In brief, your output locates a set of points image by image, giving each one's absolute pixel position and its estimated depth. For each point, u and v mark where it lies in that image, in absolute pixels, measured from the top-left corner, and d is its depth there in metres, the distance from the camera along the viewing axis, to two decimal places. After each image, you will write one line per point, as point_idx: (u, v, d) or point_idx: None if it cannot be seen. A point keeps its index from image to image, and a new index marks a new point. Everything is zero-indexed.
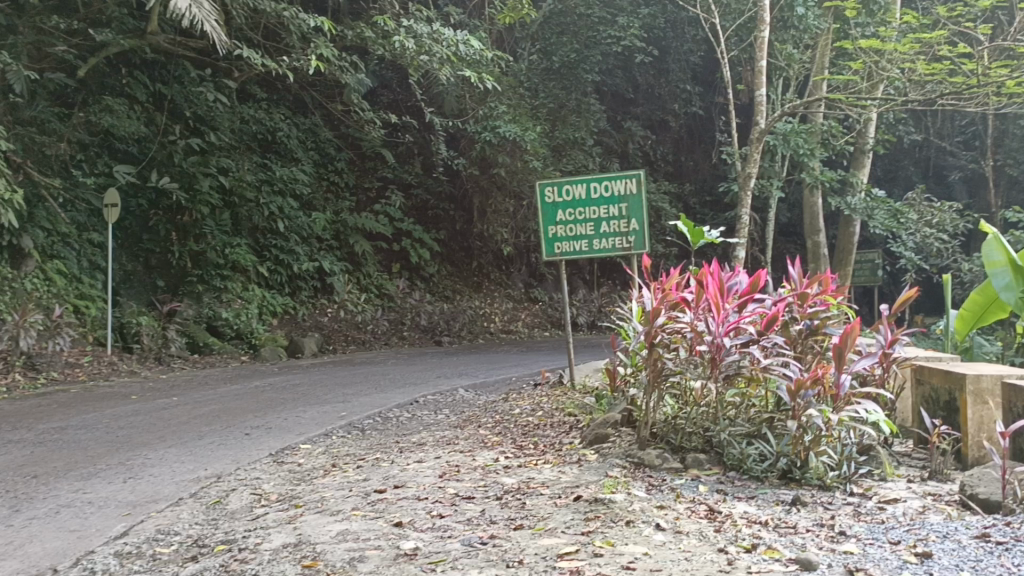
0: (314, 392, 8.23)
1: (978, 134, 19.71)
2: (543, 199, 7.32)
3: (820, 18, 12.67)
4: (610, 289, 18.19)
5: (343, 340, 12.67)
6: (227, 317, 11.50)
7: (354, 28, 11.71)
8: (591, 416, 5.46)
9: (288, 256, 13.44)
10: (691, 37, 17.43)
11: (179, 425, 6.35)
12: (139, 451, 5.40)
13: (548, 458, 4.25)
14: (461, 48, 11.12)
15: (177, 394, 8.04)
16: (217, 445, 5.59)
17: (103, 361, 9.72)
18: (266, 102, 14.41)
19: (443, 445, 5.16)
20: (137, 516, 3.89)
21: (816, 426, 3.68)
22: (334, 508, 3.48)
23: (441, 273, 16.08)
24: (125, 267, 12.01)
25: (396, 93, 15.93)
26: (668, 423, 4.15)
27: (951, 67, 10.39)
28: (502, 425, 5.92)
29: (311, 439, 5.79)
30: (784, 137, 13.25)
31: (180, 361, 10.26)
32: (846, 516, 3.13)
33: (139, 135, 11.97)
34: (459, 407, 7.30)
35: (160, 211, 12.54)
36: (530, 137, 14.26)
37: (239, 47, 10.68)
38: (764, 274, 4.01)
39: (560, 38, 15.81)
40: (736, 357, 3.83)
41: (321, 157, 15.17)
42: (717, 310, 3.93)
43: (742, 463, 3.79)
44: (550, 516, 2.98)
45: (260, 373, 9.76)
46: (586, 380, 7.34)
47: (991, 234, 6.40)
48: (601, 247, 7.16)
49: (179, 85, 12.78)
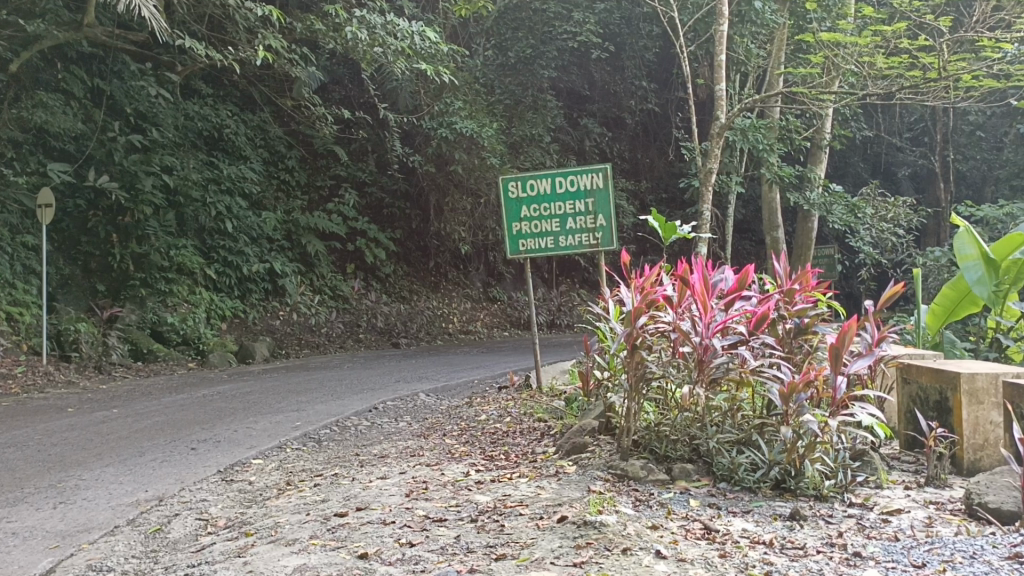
0: (266, 400, 7.79)
1: (926, 131, 20.06)
2: (506, 195, 6.97)
3: (778, 13, 12.57)
4: (569, 287, 18.00)
5: (296, 344, 12.20)
6: (173, 322, 10.93)
7: (304, 20, 11.25)
8: (562, 422, 5.19)
9: (237, 257, 12.89)
10: (646, 32, 16.88)
11: (118, 440, 5.88)
12: (72, 472, 4.93)
13: (522, 471, 3.94)
14: (416, 40, 10.70)
15: (118, 405, 7.53)
16: (161, 462, 5.16)
17: (38, 371, 9.10)
18: (211, 98, 13.82)
19: (406, 458, 4.81)
20: (65, 550, 3.46)
21: (811, 431, 3.46)
22: (289, 537, 3.12)
23: (397, 273, 15.66)
24: (62, 271, 11.34)
25: (348, 89, 15.47)
26: (650, 431, 3.85)
27: (909, 61, 10.38)
28: (469, 433, 5.60)
29: (264, 453, 5.39)
30: (743, 133, 13.17)
31: (122, 370, 9.68)
32: (853, 532, 2.97)
33: (75, 131, 11.39)
34: (420, 414, 6.95)
35: (99, 212, 11.87)
36: (487, 133, 13.95)
37: (181, 37, 10.10)
38: (753, 269, 3.76)
39: (515, 34, 15.50)
40: (725, 360, 3.57)
41: (270, 155, 14.62)
42: (703, 310, 3.67)
43: (734, 473, 3.53)
44: (534, 544, 2.68)
45: (207, 380, 9.24)
46: (554, 383, 7.06)
47: (962, 226, 6.25)
48: (567, 244, 6.88)
49: (118, 80, 12.24)
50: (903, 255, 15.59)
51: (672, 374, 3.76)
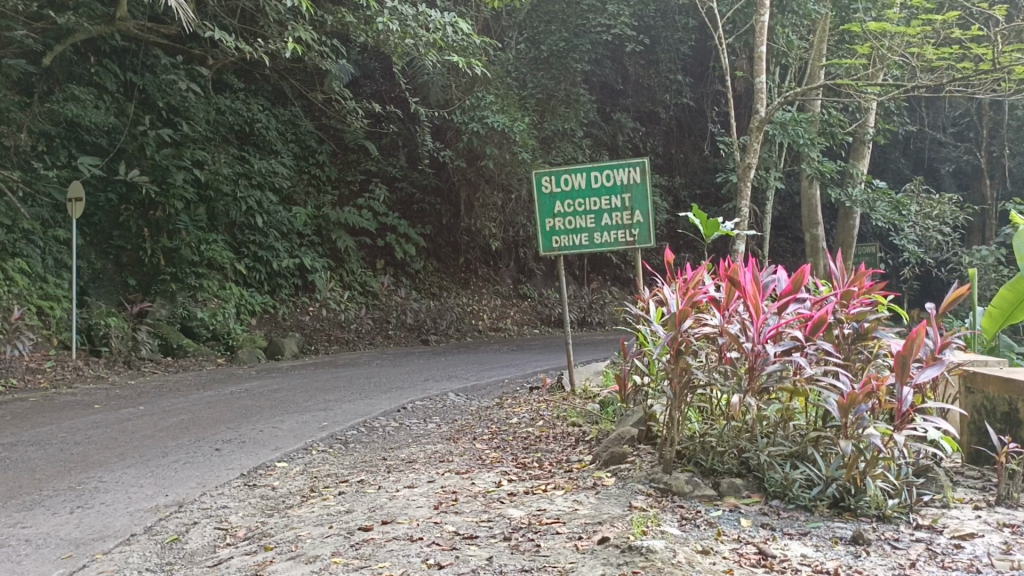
0: (295, 398, 7.63)
1: (972, 126, 19.43)
2: (540, 190, 6.74)
3: (821, 4, 12.17)
4: (601, 284, 17.68)
5: (324, 341, 12.07)
6: (202, 317, 10.88)
7: (335, 13, 11.15)
8: (597, 428, 4.95)
9: (267, 252, 12.80)
10: (682, 25, 16.52)
11: (142, 439, 5.76)
12: (93, 473, 4.81)
13: (558, 482, 3.69)
14: (448, 31, 10.50)
15: (144, 402, 7.43)
16: (183, 463, 5.01)
17: (67, 366, 9.07)
18: (243, 92, 13.78)
19: (434, 464, 4.60)
20: (78, 560, 3.31)
21: (873, 446, 3.18)
22: (311, 553, 2.93)
23: (427, 269, 15.49)
24: (93, 265, 11.31)
25: (379, 83, 15.35)
26: (695, 441, 3.58)
27: (961, 52, 9.94)
28: (500, 438, 5.37)
29: (289, 456, 5.23)
30: (782, 126, 12.66)
31: (151, 365, 9.64)
32: (926, 561, 2.72)
33: (107, 125, 11.37)
34: (449, 415, 6.74)
35: (131, 206, 11.84)
36: (519, 127, 13.72)
37: (211, 29, 9.99)
38: (809, 269, 3.46)
39: (548, 27, 15.26)
40: (777, 367, 3.31)
41: (301, 150, 14.53)
42: (755, 313, 3.40)
43: (787, 490, 3.26)
44: (575, 571, 2.46)
45: (236, 377, 9.12)
46: (588, 384, 6.81)
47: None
48: (603, 241, 6.62)
49: (150, 74, 12.21)
50: (948, 254, 15.07)
51: (718, 381, 3.50)
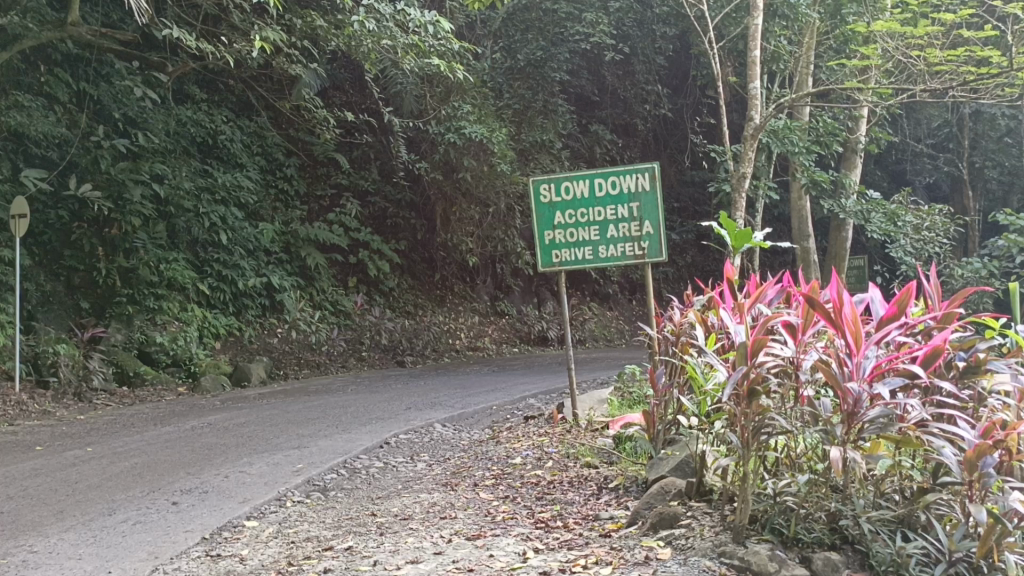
0: (264, 434, 6.81)
1: (950, 137, 19.21)
2: (537, 199, 6.05)
3: (812, 7, 11.69)
4: (581, 300, 17.06)
5: (294, 364, 11.23)
6: (162, 342, 10.09)
7: (305, 16, 10.43)
8: (622, 476, 4.25)
9: (232, 270, 11.94)
10: (661, 34, 16.03)
11: (89, 491, 4.95)
12: (23, 541, 3.98)
13: (601, 557, 2.99)
14: (428, 32, 9.78)
15: (94, 443, 6.55)
16: (133, 525, 4.20)
17: (8, 400, 8.10)
18: (205, 103, 12.92)
19: (435, 522, 3.86)
20: None
21: (1008, 510, 2.52)
22: None
23: (402, 287, 14.72)
24: (42, 287, 10.33)
25: (349, 94, 14.64)
26: (772, 505, 2.87)
27: (969, 52, 9.46)
28: (505, 483, 4.64)
29: (261, 511, 4.45)
30: (776, 135, 12.21)
31: (104, 398, 8.72)
32: None
33: (57, 135, 10.43)
34: (441, 452, 6.00)
35: (84, 223, 10.87)
36: (498, 138, 13.15)
37: (168, 29, 9.10)
38: (917, 287, 2.81)
39: (524, 36, 14.71)
40: (885, 414, 2.63)
41: (267, 163, 13.71)
42: (852, 345, 2.74)
43: (902, 569, 2.58)
44: None
45: (197, 409, 8.21)
46: (592, 413, 6.10)
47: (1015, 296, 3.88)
48: (608, 255, 5.95)
49: (106, 83, 11.33)
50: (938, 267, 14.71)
51: (802, 428, 2.82)
